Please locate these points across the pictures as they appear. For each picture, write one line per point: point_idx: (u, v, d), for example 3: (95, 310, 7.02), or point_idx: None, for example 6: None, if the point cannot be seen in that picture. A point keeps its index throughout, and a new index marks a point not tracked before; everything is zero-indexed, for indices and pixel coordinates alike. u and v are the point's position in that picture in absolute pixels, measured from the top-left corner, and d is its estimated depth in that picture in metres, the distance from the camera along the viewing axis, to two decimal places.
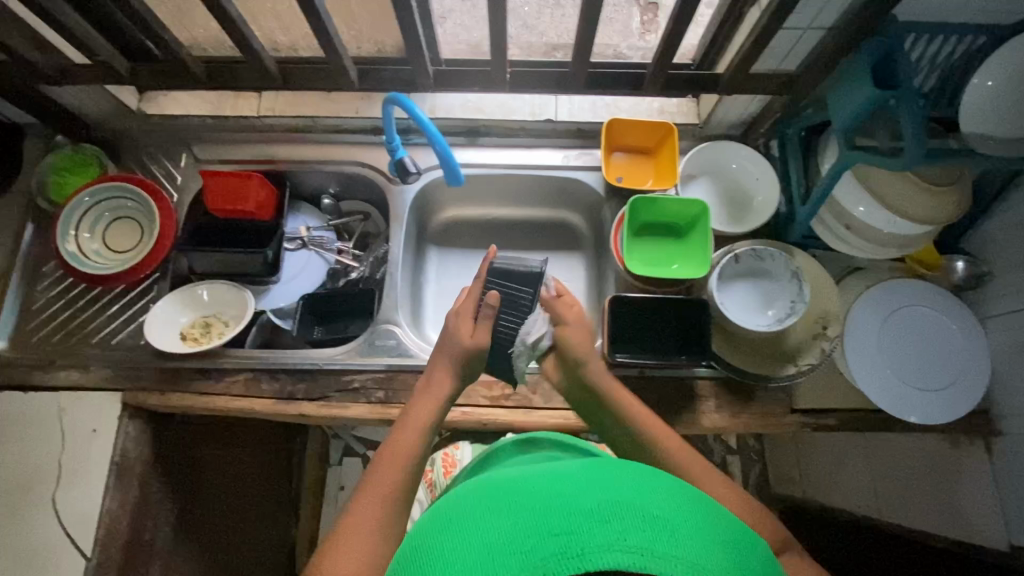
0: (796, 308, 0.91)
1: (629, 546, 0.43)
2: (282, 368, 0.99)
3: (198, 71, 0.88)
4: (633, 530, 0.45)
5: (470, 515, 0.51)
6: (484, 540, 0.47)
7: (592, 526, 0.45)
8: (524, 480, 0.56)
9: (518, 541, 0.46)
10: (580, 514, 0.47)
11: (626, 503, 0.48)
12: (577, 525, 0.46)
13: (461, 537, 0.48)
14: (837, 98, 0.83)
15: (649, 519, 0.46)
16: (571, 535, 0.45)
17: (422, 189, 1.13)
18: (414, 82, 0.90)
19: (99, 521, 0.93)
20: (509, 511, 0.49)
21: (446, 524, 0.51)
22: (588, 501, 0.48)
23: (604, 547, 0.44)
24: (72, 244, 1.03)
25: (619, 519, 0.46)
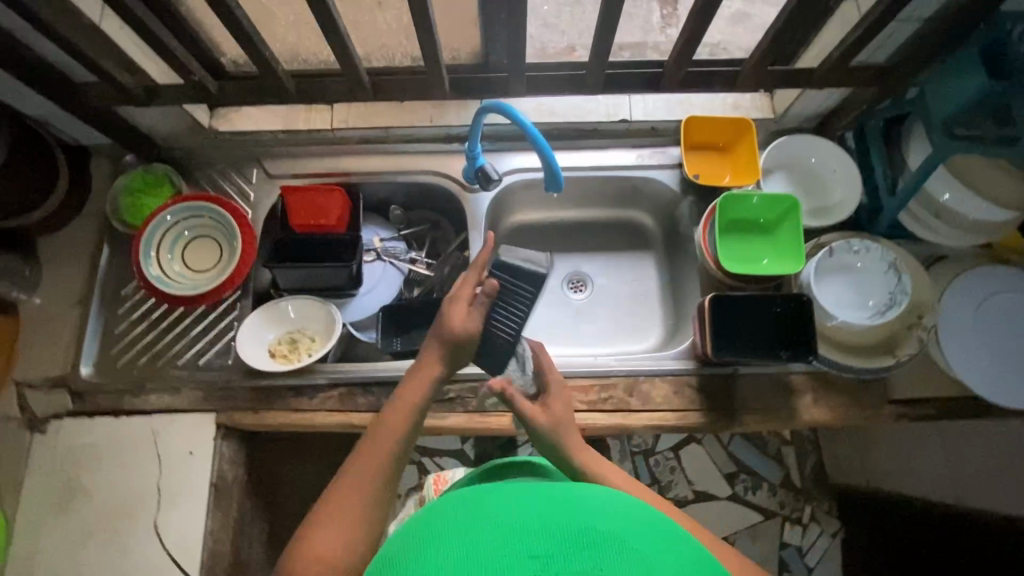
0: (895, 300, 0.91)
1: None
2: (375, 382, 0.98)
3: (290, 86, 0.87)
4: (609, 561, 0.43)
5: (446, 524, 0.48)
6: (462, 551, 0.44)
7: (568, 554, 0.43)
8: (498, 489, 0.53)
9: (494, 559, 0.43)
10: (557, 539, 0.44)
11: (599, 530, 0.45)
12: (553, 548, 0.44)
13: (434, 552, 0.45)
14: (936, 90, 0.83)
15: (626, 549, 0.44)
16: (549, 559, 0.43)
17: (497, 195, 1.12)
18: (506, 89, 0.89)
19: (202, 543, 0.92)
20: (486, 525, 0.46)
21: (423, 530, 0.48)
22: (564, 524, 0.46)
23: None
24: (155, 267, 1.02)
25: (595, 548, 0.44)
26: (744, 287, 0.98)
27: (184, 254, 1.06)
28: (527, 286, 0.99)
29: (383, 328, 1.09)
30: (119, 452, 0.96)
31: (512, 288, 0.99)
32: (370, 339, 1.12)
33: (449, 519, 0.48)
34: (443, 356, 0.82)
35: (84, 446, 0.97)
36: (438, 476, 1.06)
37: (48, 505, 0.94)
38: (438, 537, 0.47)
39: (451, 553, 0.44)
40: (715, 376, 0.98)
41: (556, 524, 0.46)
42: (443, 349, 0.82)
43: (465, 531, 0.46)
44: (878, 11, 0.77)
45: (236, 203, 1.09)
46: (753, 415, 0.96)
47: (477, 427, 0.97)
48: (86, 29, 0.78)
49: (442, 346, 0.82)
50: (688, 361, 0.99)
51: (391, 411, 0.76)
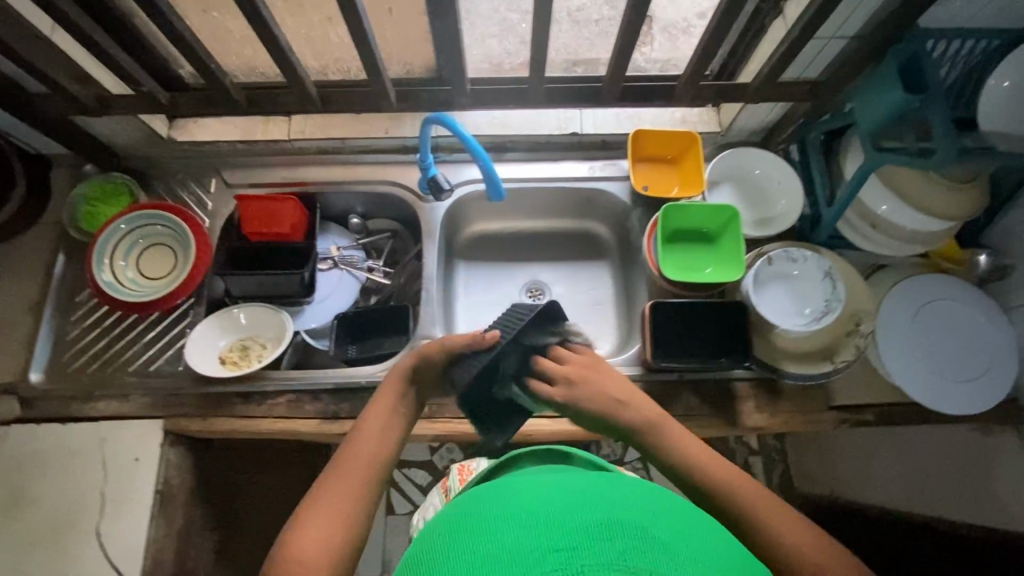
0: (831, 307, 0.94)
1: (629, 566, 0.43)
2: (323, 388, 0.99)
3: (240, 98, 0.90)
4: (634, 552, 0.44)
5: (470, 526, 0.49)
6: (490, 546, 0.46)
7: (593, 545, 0.44)
8: (510, 490, 0.54)
9: (521, 552, 0.44)
10: (580, 530, 0.45)
11: (622, 521, 0.47)
12: (578, 540, 0.45)
13: (460, 551, 0.46)
14: (862, 103, 0.86)
15: (651, 541, 0.45)
16: (573, 552, 0.44)
17: (452, 205, 1.15)
18: (451, 101, 0.92)
19: (145, 550, 0.92)
20: (507, 522, 0.47)
21: (449, 532, 0.50)
22: (585, 517, 0.47)
23: (603, 566, 0.43)
24: (107, 272, 1.03)
25: (619, 538, 0.45)
26: (689, 295, 1.00)
27: (139, 262, 1.07)
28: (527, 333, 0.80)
29: (337, 336, 1.10)
30: (65, 459, 0.96)
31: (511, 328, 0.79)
32: (324, 347, 1.13)
33: (473, 521, 0.49)
34: (411, 376, 0.81)
35: (30, 452, 0.96)
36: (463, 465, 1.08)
37: None
38: (463, 538, 0.48)
39: (488, 549, 0.45)
40: (661, 383, 0.99)
41: (577, 518, 0.47)
42: (408, 376, 0.81)
43: (492, 532, 0.47)
44: (798, 30, 0.80)
45: (193, 211, 1.10)
46: (698, 421, 0.97)
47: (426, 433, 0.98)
48: (34, 40, 0.81)
49: (407, 371, 0.81)
50: (634, 367, 1.00)
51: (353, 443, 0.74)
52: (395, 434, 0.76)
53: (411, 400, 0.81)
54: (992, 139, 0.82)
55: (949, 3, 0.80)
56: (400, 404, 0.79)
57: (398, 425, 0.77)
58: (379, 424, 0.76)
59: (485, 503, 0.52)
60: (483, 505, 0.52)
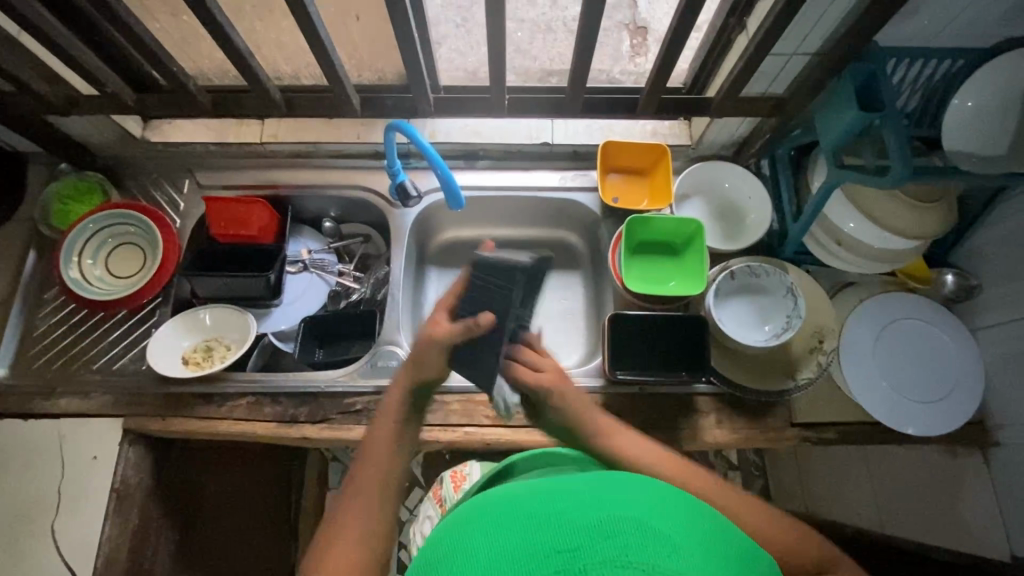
0: (792, 323, 0.92)
1: (632, 561, 0.43)
2: (283, 391, 0.99)
3: (205, 102, 0.91)
4: (634, 547, 0.44)
5: (479, 531, 0.50)
6: (499, 554, 0.46)
7: (596, 543, 0.44)
8: (515, 496, 0.54)
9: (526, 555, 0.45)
10: (582, 529, 0.46)
11: (623, 516, 0.47)
12: (581, 540, 0.45)
13: (465, 560, 0.47)
14: (824, 120, 0.86)
15: (653, 533, 0.45)
16: (576, 552, 0.44)
17: (423, 212, 1.15)
18: (416, 109, 0.93)
19: (99, 549, 0.92)
20: (514, 529, 0.48)
21: (462, 538, 0.51)
22: (586, 516, 0.47)
23: (606, 563, 0.43)
24: (74, 270, 1.03)
25: (620, 534, 0.45)
26: (652, 308, 1.00)
27: (108, 261, 1.07)
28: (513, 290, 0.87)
29: (302, 339, 1.10)
30: (24, 455, 0.96)
31: (500, 293, 0.87)
32: (290, 350, 1.12)
33: (484, 527, 0.51)
34: (417, 378, 0.81)
35: None
36: (456, 472, 1.10)
37: None
38: (473, 545, 0.49)
39: (497, 558, 0.46)
40: (621, 395, 0.99)
41: (579, 520, 0.47)
42: (412, 381, 0.81)
43: (499, 536, 0.48)
44: (756, 46, 0.80)
45: (164, 212, 1.11)
46: (657, 435, 0.96)
47: None
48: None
49: (411, 374, 0.81)
50: (595, 378, 1.00)
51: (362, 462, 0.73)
52: (406, 437, 0.77)
53: (417, 403, 0.81)
54: (954, 157, 0.81)
55: (908, 22, 0.80)
56: (407, 408, 0.79)
57: (409, 431, 0.77)
58: (388, 431, 0.76)
59: (495, 508, 0.53)
60: (492, 511, 0.53)
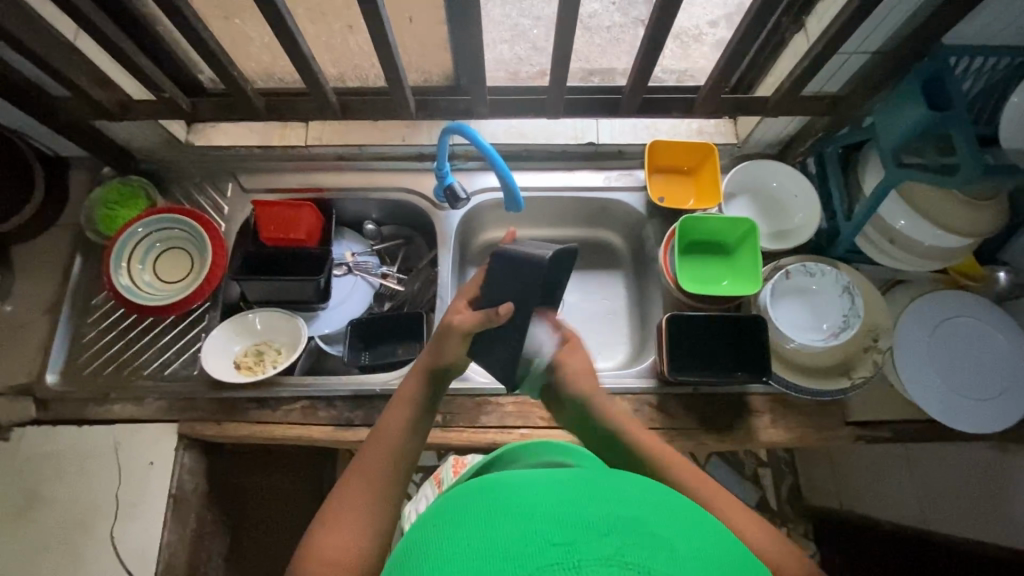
0: (849, 322, 0.93)
1: (628, 562, 0.40)
2: (338, 395, 0.99)
3: (260, 106, 0.90)
4: (632, 548, 0.41)
5: (461, 516, 0.47)
6: (484, 542, 0.43)
7: (592, 540, 0.42)
8: (502, 484, 0.51)
9: (513, 549, 0.42)
10: (577, 526, 0.43)
11: (621, 516, 0.44)
12: (577, 535, 0.42)
13: (447, 548, 0.44)
14: (882, 121, 0.87)
15: (647, 535, 0.43)
16: (571, 547, 0.41)
17: (468, 212, 1.14)
18: (471, 111, 0.93)
19: (158, 555, 0.92)
20: (499, 517, 0.45)
21: (440, 522, 0.47)
22: (584, 511, 0.44)
23: (601, 560, 0.40)
24: (125, 276, 1.03)
25: (616, 533, 0.43)
26: (706, 308, 1.00)
27: (156, 265, 1.07)
28: (529, 287, 0.76)
29: (350, 342, 1.10)
30: (80, 461, 0.96)
31: (519, 286, 0.76)
32: (338, 353, 1.13)
33: (465, 511, 0.47)
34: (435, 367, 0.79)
35: (43, 455, 0.97)
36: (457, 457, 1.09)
37: (4, 514, 0.94)
38: (451, 529, 0.45)
39: (479, 546, 0.43)
40: (675, 395, 0.99)
41: (573, 514, 0.44)
42: (429, 370, 0.78)
43: (479, 522, 0.45)
44: (823, 45, 0.80)
45: (209, 215, 1.11)
46: (712, 435, 0.97)
47: (439, 442, 0.97)
48: (58, 46, 0.81)
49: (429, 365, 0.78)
50: (649, 379, 1.00)
51: (369, 450, 0.72)
52: (417, 430, 0.75)
53: (432, 397, 0.79)
54: None
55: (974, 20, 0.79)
56: (421, 401, 0.77)
57: (421, 426, 0.76)
58: (400, 421, 0.75)
59: (480, 491, 0.50)
60: (475, 494, 0.50)
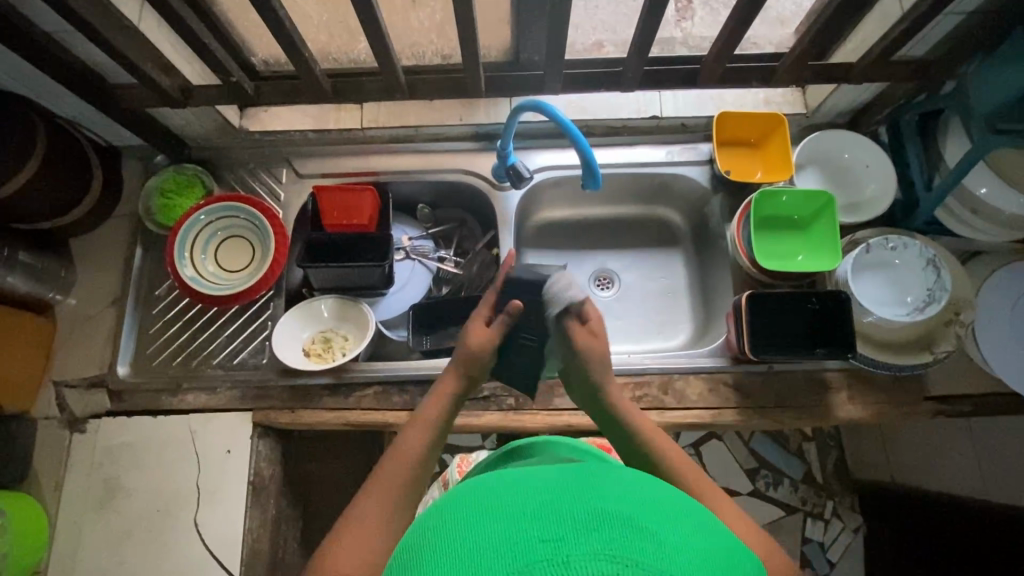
0: (934, 296, 0.91)
1: (615, 556, 0.40)
2: (409, 380, 0.99)
3: (328, 88, 0.88)
4: (619, 541, 0.41)
5: (453, 513, 0.47)
6: (472, 539, 0.43)
7: (580, 535, 0.41)
8: (496, 478, 0.52)
9: (499, 548, 0.42)
10: (566, 521, 0.43)
11: (611, 510, 0.44)
12: (566, 530, 0.42)
13: (439, 544, 0.44)
14: (978, 85, 0.83)
15: (636, 529, 0.42)
16: (558, 543, 0.41)
17: (526, 193, 1.12)
18: (542, 87, 0.90)
19: (243, 540, 0.93)
20: (482, 515, 0.45)
21: (431, 524, 0.48)
22: (573, 504, 0.44)
23: (589, 556, 0.40)
24: (189, 267, 1.02)
25: (605, 528, 0.42)
26: (780, 284, 0.98)
27: (218, 255, 1.06)
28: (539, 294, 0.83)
29: (412, 326, 1.08)
30: (158, 449, 0.97)
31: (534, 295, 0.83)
32: (402, 337, 1.11)
33: (456, 509, 0.48)
34: (462, 386, 0.78)
35: (121, 445, 0.97)
36: (462, 458, 1.07)
37: (88, 503, 0.95)
38: (445, 526, 0.46)
39: (465, 543, 0.43)
40: (749, 374, 0.97)
41: (562, 508, 0.44)
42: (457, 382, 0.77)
43: (465, 523, 0.45)
44: (925, 5, 0.76)
45: (266, 202, 1.09)
46: (788, 412, 0.96)
47: (512, 425, 0.97)
48: (125, 31, 0.79)
49: (458, 379, 0.78)
50: (722, 358, 0.99)
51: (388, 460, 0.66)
52: (437, 448, 0.70)
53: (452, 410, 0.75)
54: None
55: None
56: (442, 415, 0.73)
57: (439, 438, 0.71)
58: (422, 432, 0.70)
59: (468, 491, 0.50)
60: (465, 493, 0.50)
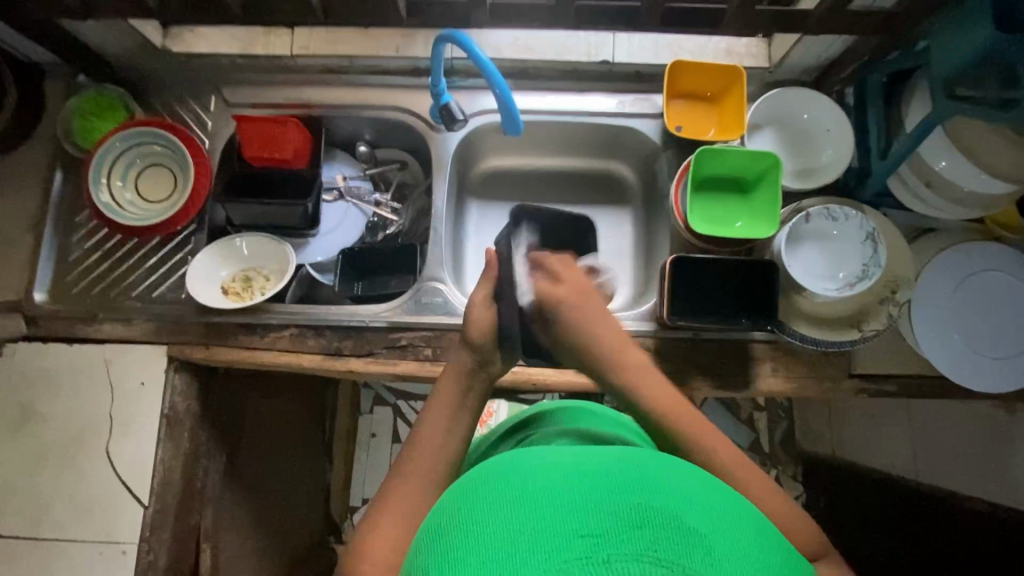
0: (868, 272, 0.87)
1: (659, 559, 0.42)
2: (327, 324, 0.98)
3: (235, 5, 0.82)
4: (663, 544, 0.43)
5: (492, 496, 0.48)
6: (513, 527, 0.45)
7: (624, 534, 0.43)
8: (540, 455, 0.52)
9: (545, 538, 0.44)
10: (610, 517, 0.44)
11: (656, 509, 0.45)
12: (608, 528, 0.43)
13: (478, 527, 0.46)
14: (941, 44, 0.76)
15: (685, 532, 0.44)
16: (601, 540, 0.43)
17: (467, 136, 1.06)
18: (469, 18, 0.83)
19: (153, 470, 0.94)
20: (525, 499, 0.47)
21: (464, 504, 0.49)
22: (617, 500, 0.46)
23: (631, 557, 0.42)
24: (105, 193, 0.99)
25: (651, 527, 0.44)
26: (716, 250, 0.94)
27: (138, 183, 1.02)
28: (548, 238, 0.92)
29: (340, 271, 1.05)
30: (73, 377, 0.96)
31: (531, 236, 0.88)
32: (329, 282, 1.07)
33: (492, 489, 0.49)
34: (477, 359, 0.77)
35: (38, 370, 0.97)
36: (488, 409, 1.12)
37: (2, 425, 0.95)
38: (480, 505, 0.48)
39: (508, 529, 0.45)
40: (675, 341, 0.95)
41: (608, 503, 0.45)
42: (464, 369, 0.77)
43: (506, 509, 0.46)
44: None
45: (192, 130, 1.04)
46: (710, 382, 0.93)
47: (429, 376, 0.96)
48: None
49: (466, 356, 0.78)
50: (647, 323, 0.95)
51: (413, 448, 0.68)
52: (460, 427, 0.72)
53: (471, 391, 0.75)
54: None
55: None
56: (457, 398, 0.74)
57: (462, 415, 0.72)
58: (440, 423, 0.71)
59: (508, 467, 0.52)
60: (504, 471, 0.51)
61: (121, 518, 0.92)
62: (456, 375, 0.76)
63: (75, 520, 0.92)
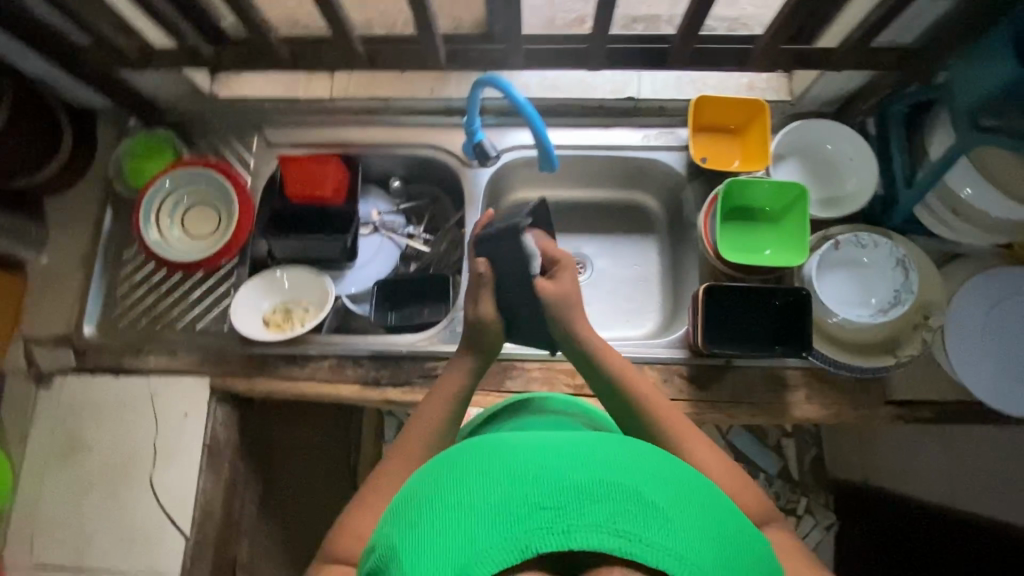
0: (901, 298, 0.89)
1: (617, 529, 0.42)
2: (365, 355, 1.00)
3: (286, 55, 0.89)
4: (622, 515, 0.43)
5: (459, 475, 0.49)
6: (476, 501, 0.45)
7: (583, 504, 0.43)
8: (508, 438, 0.53)
9: (506, 509, 0.44)
10: (571, 489, 0.44)
11: (615, 482, 0.45)
12: (568, 500, 0.43)
13: (444, 506, 0.46)
14: (964, 80, 0.78)
15: (643, 504, 0.44)
16: (561, 512, 0.43)
17: (497, 171, 1.10)
18: (505, 62, 0.88)
19: (196, 501, 0.95)
20: (489, 476, 0.47)
21: (429, 488, 0.49)
22: (579, 476, 0.45)
23: (591, 528, 0.42)
24: (154, 231, 1.03)
25: (610, 499, 0.44)
26: (745, 277, 0.96)
27: (184, 221, 1.07)
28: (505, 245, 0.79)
29: (377, 300, 1.07)
30: (119, 409, 0.99)
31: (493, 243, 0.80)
32: (365, 312, 1.10)
33: (457, 472, 0.49)
34: (481, 361, 0.82)
35: (87, 402, 1.00)
36: None
37: (52, 456, 0.98)
38: (442, 488, 0.48)
39: (470, 504, 0.45)
40: (707, 367, 0.96)
41: (570, 476, 0.45)
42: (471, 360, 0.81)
43: (471, 485, 0.47)
44: None
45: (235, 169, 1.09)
46: (744, 408, 0.94)
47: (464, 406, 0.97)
48: None
49: (471, 352, 0.81)
50: (680, 350, 0.96)
51: (407, 434, 0.74)
52: (452, 424, 0.77)
53: (467, 387, 0.80)
54: None
55: None
56: (456, 393, 0.78)
57: (454, 408, 0.77)
58: (435, 420, 0.76)
59: (478, 449, 0.52)
60: (473, 452, 0.51)
61: (165, 550, 0.93)
62: (460, 366, 0.81)
63: (120, 552, 0.94)
